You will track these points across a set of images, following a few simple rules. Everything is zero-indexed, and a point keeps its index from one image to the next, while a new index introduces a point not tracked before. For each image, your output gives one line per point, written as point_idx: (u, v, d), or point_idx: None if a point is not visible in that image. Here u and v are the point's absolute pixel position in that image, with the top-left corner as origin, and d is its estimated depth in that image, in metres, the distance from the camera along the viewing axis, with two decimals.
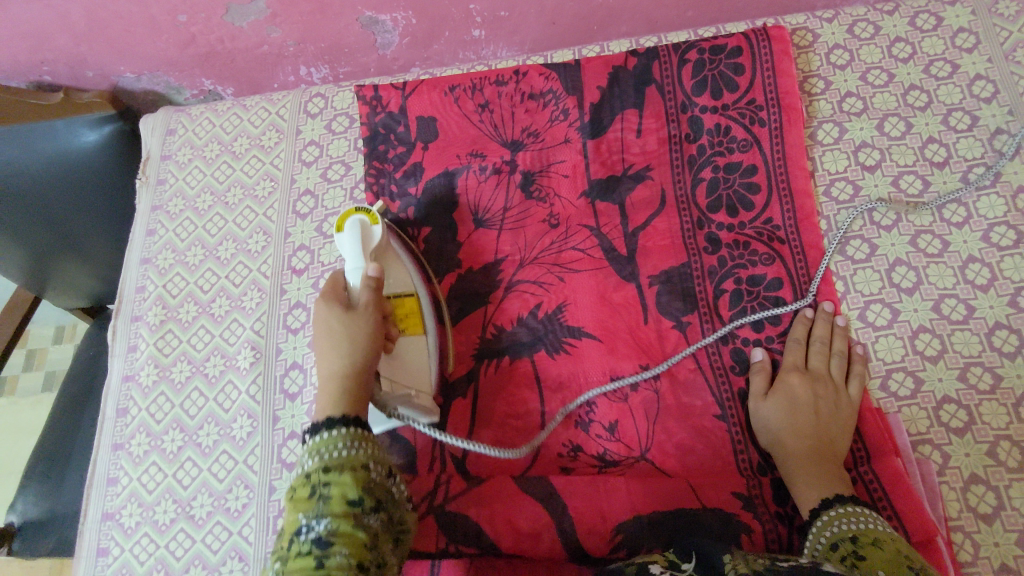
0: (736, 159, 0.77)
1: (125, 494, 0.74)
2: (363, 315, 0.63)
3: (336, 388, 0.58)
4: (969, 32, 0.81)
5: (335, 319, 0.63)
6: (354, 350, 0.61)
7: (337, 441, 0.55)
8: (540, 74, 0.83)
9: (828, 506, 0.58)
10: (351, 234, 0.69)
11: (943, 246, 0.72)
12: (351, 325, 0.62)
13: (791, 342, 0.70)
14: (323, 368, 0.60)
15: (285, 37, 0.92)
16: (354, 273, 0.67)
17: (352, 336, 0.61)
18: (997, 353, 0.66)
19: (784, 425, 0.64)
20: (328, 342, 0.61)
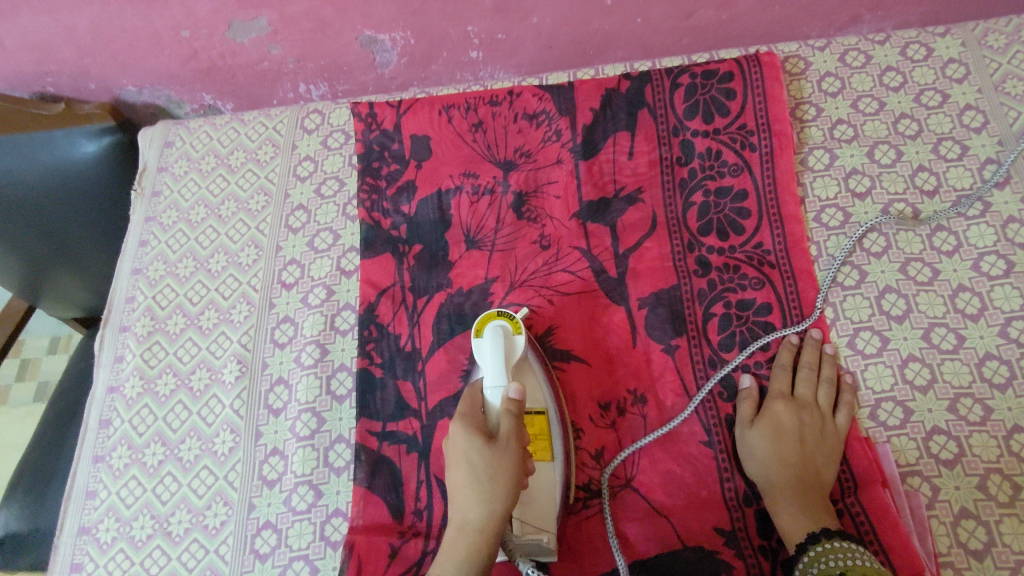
0: (726, 183, 0.77)
1: (103, 508, 0.73)
2: (499, 453, 0.58)
3: (471, 501, 0.57)
4: (959, 63, 0.82)
5: (468, 440, 0.59)
6: (496, 493, 0.57)
7: None
8: (534, 95, 0.84)
9: (816, 541, 0.56)
10: (489, 346, 0.65)
11: (932, 275, 0.72)
12: (494, 459, 0.58)
13: (777, 369, 0.69)
14: (457, 515, 0.58)
15: (285, 54, 0.93)
16: (494, 386, 0.62)
17: (495, 475, 0.57)
18: (986, 384, 0.66)
19: (770, 454, 0.63)
20: (469, 481, 0.57)
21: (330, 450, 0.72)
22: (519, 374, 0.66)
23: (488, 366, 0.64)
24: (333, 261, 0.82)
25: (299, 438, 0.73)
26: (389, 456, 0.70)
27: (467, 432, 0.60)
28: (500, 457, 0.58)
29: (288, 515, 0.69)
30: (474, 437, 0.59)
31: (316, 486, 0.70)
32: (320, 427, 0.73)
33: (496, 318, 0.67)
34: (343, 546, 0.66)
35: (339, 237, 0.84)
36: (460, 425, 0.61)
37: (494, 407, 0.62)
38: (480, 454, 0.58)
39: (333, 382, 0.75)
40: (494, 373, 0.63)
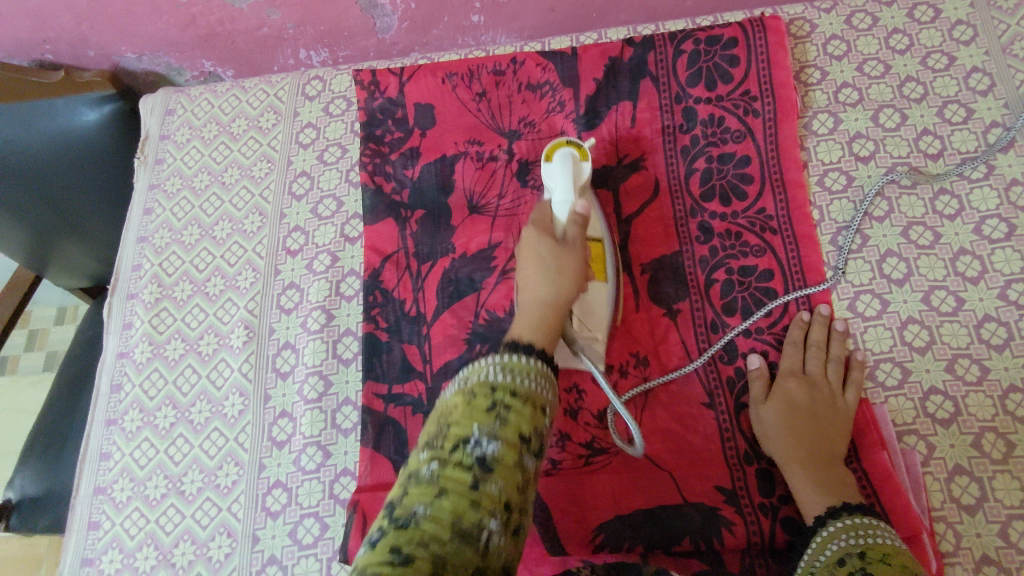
0: (729, 149, 0.77)
1: (117, 469, 0.75)
2: (568, 260, 0.61)
3: (548, 279, 0.60)
4: (967, 24, 0.81)
5: (540, 249, 0.62)
6: (565, 281, 0.60)
7: (540, 324, 0.57)
8: (537, 65, 0.84)
9: (832, 517, 0.57)
10: (558, 168, 0.66)
11: (934, 238, 0.72)
12: (565, 257, 0.61)
13: (788, 347, 0.69)
14: (530, 291, 0.60)
15: (285, 19, 0.92)
16: (563, 202, 0.64)
17: (564, 265, 0.61)
18: (984, 345, 0.67)
19: (782, 428, 0.64)
20: (539, 268, 0.61)
21: (337, 412, 0.73)
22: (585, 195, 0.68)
23: (557, 187, 0.66)
24: (337, 228, 0.83)
25: (307, 401, 0.74)
26: (395, 417, 0.72)
27: (530, 249, 0.63)
28: (565, 288, 0.60)
29: (297, 475, 0.71)
30: (547, 249, 0.62)
31: (324, 447, 0.72)
32: (327, 390, 0.74)
33: (562, 146, 0.69)
34: (349, 504, 0.67)
35: (343, 204, 0.84)
36: (528, 262, 0.63)
37: (563, 217, 0.64)
38: (551, 248, 0.62)
39: (339, 346, 0.76)
40: (562, 193, 0.65)
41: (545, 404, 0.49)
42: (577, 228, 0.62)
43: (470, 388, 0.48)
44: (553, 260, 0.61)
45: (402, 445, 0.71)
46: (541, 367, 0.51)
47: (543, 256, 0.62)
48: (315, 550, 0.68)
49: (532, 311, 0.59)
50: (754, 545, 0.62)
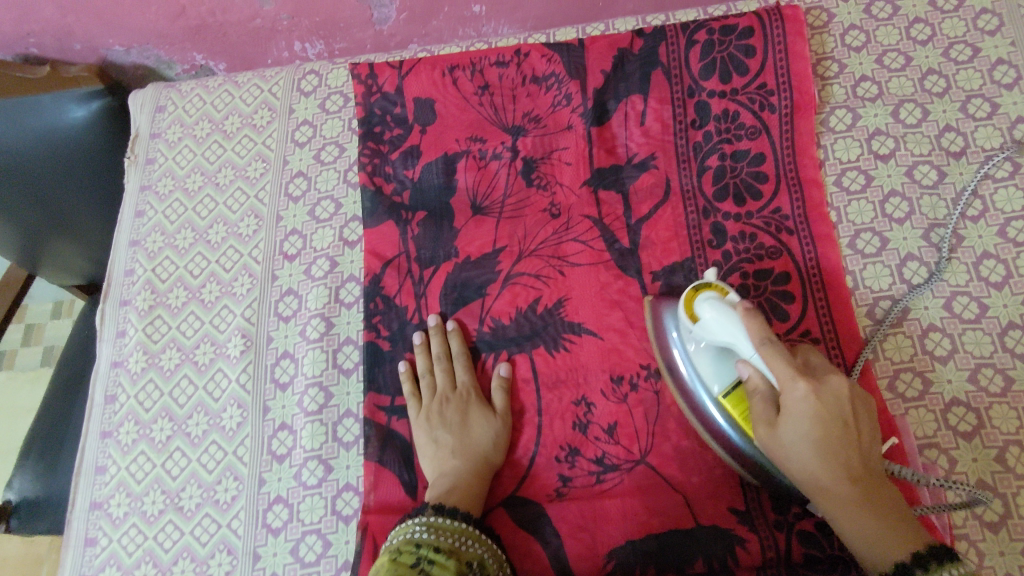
0: (742, 147, 0.74)
1: (114, 484, 0.73)
2: (835, 423, 0.52)
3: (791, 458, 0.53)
4: (992, 13, 0.77)
5: (790, 416, 0.53)
6: (832, 465, 0.51)
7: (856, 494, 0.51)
8: (542, 57, 0.80)
9: (931, 556, 0.47)
10: (715, 316, 0.59)
11: (956, 241, 0.69)
12: (803, 445, 0.52)
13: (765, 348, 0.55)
14: (808, 477, 0.52)
15: (278, 10, 0.88)
16: (751, 356, 0.57)
17: (814, 416, 0.52)
18: (1009, 354, 0.64)
19: (812, 461, 0.52)
20: (811, 449, 0.52)
21: (338, 425, 0.71)
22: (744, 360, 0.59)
23: (733, 336, 0.58)
24: (335, 231, 0.80)
25: (307, 413, 0.72)
26: (399, 430, 0.70)
27: (779, 424, 0.54)
28: (857, 467, 0.51)
29: (299, 490, 0.69)
30: (818, 414, 0.52)
31: (326, 461, 0.70)
32: (328, 401, 0.72)
33: (703, 295, 0.61)
34: (359, 530, 0.65)
35: (341, 206, 0.81)
36: (784, 429, 0.53)
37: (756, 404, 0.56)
38: (820, 409, 0.52)
39: (340, 356, 0.74)
40: (748, 338, 0.56)
41: (475, 557, 0.57)
42: (827, 387, 0.53)
43: (397, 549, 0.56)
44: (836, 427, 0.52)
45: (406, 460, 0.69)
46: (478, 533, 0.60)
47: (822, 427, 0.51)
48: (317, 568, 0.66)
49: (840, 504, 0.51)
50: (770, 561, 0.60)
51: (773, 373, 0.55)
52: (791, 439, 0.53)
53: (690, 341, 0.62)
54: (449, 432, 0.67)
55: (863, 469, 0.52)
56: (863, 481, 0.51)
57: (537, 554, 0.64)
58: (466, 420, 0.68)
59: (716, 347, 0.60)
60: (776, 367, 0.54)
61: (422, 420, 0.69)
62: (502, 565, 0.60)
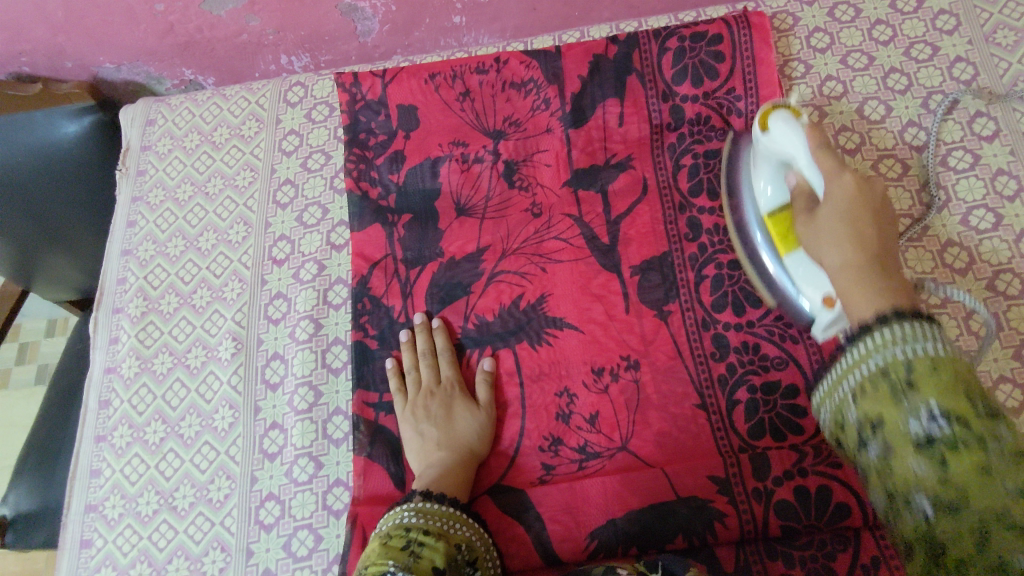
0: (714, 146, 0.78)
1: (108, 486, 0.75)
2: (868, 210, 0.55)
3: (858, 234, 0.54)
4: (950, 14, 0.81)
5: (828, 206, 0.56)
6: (866, 228, 0.54)
7: (869, 237, 0.54)
8: (521, 63, 0.83)
9: (898, 318, 0.44)
10: (783, 126, 0.62)
11: (921, 230, 0.72)
12: (844, 192, 0.56)
13: (836, 172, 0.57)
14: (828, 259, 0.55)
15: (265, 25, 0.91)
16: (805, 167, 0.60)
17: (857, 198, 0.55)
18: (974, 337, 0.67)
19: (843, 232, 0.55)
20: (840, 203, 0.56)
21: (328, 422, 0.73)
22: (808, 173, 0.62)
23: (793, 148, 0.61)
24: (323, 235, 0.82)
25: (297, 412, 0.74)
26: (387, 425, 0.72)
27: (817, 212, 0.58)
28: (874, 245, 0.54)
29: (290, 487, 0.71)
30: (852, 199, 0.55)
31: (316, 458, 0.72)
32: (318, 400, 0.74)
33: (776, 109, 0.64)
34: (348, 520, 0.67)
35: (328, 212, 0.83)
36: (818, 219, 0.57)
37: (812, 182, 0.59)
38: (857, 195, 0.55)
39: (328, 356, 0.76)
40: (810, 149, 0.59)
41: (462, 539, 0.60)
42: (868, 185, 0.57)
43: (388, 535, 0.58)
44: (868, 211, 0.55)
45: (395, 453, 0.70)
46: (464, 516, 0.62)
47: (844, 213, 0.55)
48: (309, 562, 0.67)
49: (848, 277, 0.52)
50: (748, 535, 0.62)
51: (823, 176, 0.58)
52: (828, 258, 0.56)
53: (758, 184, 0.68)
54: (435, 425, 0.69)
55: (882, 248, 0.54)
56: (869, 262, 0.52)
57: (523, 540, 0.65)
58: (450, 413, 0.70)
59: (777, 159, 0.64)
60: (822, 162, 0.58)
61: (409, 416, 0.71)
62: (490, 548, 0.62)
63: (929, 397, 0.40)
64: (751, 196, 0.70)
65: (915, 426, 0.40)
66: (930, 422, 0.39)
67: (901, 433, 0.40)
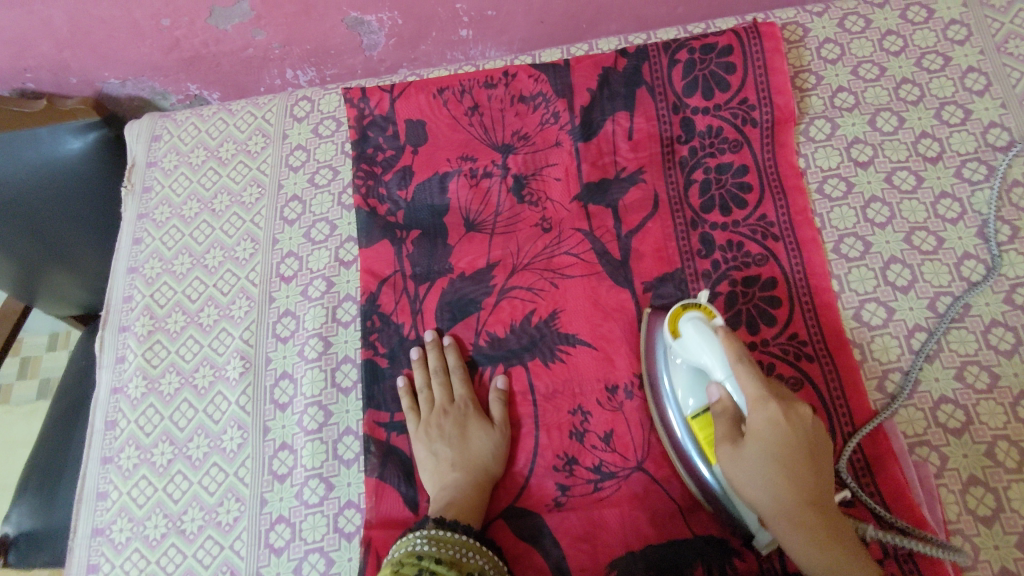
0: (727, 159, 0.77)
1: (115, 509, 0.74)
2: (801, 451, 0.51)
3: (762, 460, 0.51)
4: (961, 24, 0.80)
5: (757, 446, 0.51)
6: (797, 470, 0.50)
7: (800, 531, 0.50)
8: (530, 77, 0.82)
9: (853, 538, 0.47)
10: (693, 329, 0.59)
11: (937, 243, 0.71)
12: (785, 447, 0.51)
13: (758, 450, 0.51)
14: (757, 503, 0.52)
15: (270, 40, 0.91)
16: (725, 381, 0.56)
17: (784, 453, 0.51)
18: (993, 352, 0.66)
19: (766, 488, 0.51)
20: (769, 454, 0.51)
21: (338, 442, 0.72)
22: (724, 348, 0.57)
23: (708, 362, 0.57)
24: (331, 252, 0.81)
25: (307, 432, 0.73)
26: (399, 445, 0.71)
27: (734, 446, 0.53)
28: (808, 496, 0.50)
29: (300, 509, 0.70)
30: (782, 436, 0.51)
31: (327, 479, 0.70)
32: (328, 420, 0.73)
33: (687, 311, 0.62)
34: (361, 546, 0.66)
35: (336, 227, 0.83)
36: (747, 451, 0.52)
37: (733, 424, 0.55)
38: (789, 439, 0.51)
39: (338, 374, 0.75)
40: (737, 376, 0.55)
41: (475, 568, 0.58)
42: (789, 413, 0.53)
43: (400, 561, 0.56)
44: (802, 454, 0.51)
45: (406, 475, 0.70)
46: (478, 543, 0.60)
47: (774, 457, 0.51)
48: None
49: (783, 522, 0.51)
50: (768, 560, 0.61)
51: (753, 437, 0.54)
52: (741, 479, 0.53)
53: (676, 387, 0.63)
54: (448, 445, 0.68)
55: (816, 492, 0.51)
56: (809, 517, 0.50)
57: (541, 566, 0.64)
58: (464, 433, 0.69)
59: (693, 367, 0.60)
60: (731, 352, 0.56)
61: (423, 438, 0.69)
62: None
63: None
64: (664, 368, 0.64)
65: None
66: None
67: None
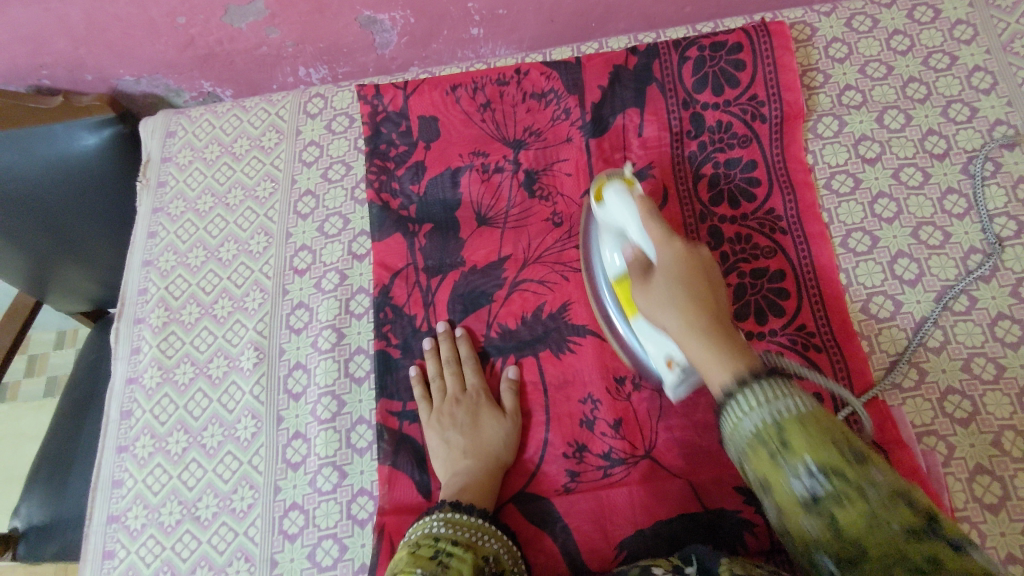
0: (735, 155, 0.78)
1: (130, 496, 0.74)
2: (699, 275, 0.54)
3: (670, 303, 0.53)
4: (967, 24, 0.81)
5: (697, 408, 0.52)
6: (694, 297, 0.53)
7: (688, 318, 0.52)
8: (542, 74, 0.84)
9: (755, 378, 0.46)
10: (616, 198, 0.63)
11: (944, 238, 0.72)
12: (686, 259, 0.55)
13: (664, 269, 0.55)
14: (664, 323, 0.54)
15: (285, 37, 0.92)
16: (666, 338, 0.60)
17: (678, 260, 0.55)
18: (1000, 344, 0.67)
19: (678, 304, 0.53)
20: (669, 280, 0.54)
21: (351, 431, 0.73)
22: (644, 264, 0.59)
23: (655, 328, 0.61)
24: (345, 245, 0.82)
25: (320, 421, 0.73)
26: (411, 434, 0.72)
27: (651, 281, 0.56)
28: (738, 341, 0.51)
29: (313, 497, 0.70)
30: (680, 262, 0.55)
31: (340, 467, 0.71)
32: (341, 409, 0.74)
33: (611, 181, 0.66)
34: (375, 530, 0.66)
35: (349, 221, 0.84)
36: (656, 283, 0.55)
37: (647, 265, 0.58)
38: (684, 260, 0.55)
39: (351, 365, 0.76)
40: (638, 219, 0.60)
41: (489, 551, 0.59)
42: (696, 251, 0.56)
43: (417, 542, 0.58)
44: (697, 276, 0.54)
45: (419, 462, 0.70)
46: (493, 527, 0.62)
47: (677, 279, 0.54)
48: (334, 572, 0.67)
49: (694, 346, 0.51)
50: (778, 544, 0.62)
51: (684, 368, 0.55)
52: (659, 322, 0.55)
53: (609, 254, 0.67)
54: (460, 433, 0.69)
55: (714, 312, 0.53)
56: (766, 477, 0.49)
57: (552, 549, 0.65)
58: (477, 422, 0.70)
59: (647, 317, 0.63)
60: (650, 230, 0.58)
61: (438, 427, 0.70)
62: (517, 561, 0.61)
63: (804, 452, 0.41)
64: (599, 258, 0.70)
65: (798, 485, 0.41)
66: (808, 478, 0.41)
67: (788, 494, 0.42)
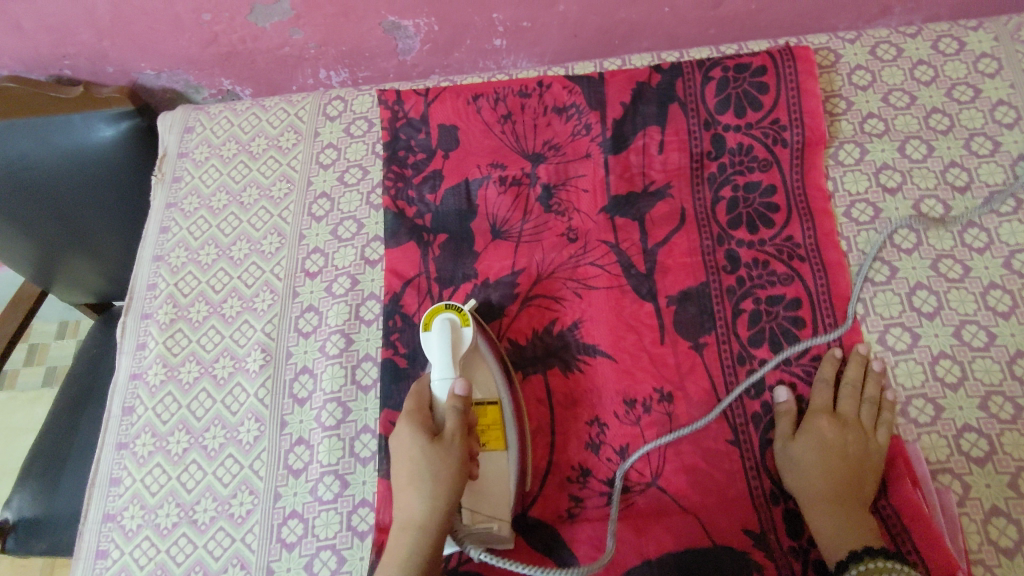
0: (755, 178, 0.77)
1: (128, 495, 0.73)
2: (433, 481, 0.60)
3: (418, 491, 0.60)
4: (992, 57, 0.81)
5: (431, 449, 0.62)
6: (437, 489, 0.60)
7: (415, 548, 0.58)
8: (564, 88, 0.83)
9: (866, 552, 0.56)
10: (437, 341, 0.67)
11: (964, 272, 0.71)
12: (439, 458, 0.61)
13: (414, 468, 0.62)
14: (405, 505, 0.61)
15: (307, 39, 0.92)
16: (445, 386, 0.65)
17: (436, 473, 0.61)
18: (1018, 382, 0.66)
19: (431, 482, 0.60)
20: (411, 480, 0.61)
21: (355, 440, 0.72)
22: (467, 367, 0.68)
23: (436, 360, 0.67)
24: (357, 250, 0.82)
25: (325, 428, 0.72)
26: None
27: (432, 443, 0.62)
28: (440, 504, 0.60)
29: (314, 505, 0.69)
30: (435, 466, 0.61)
31: (342, 476, 0.70)
32: (346, 417, 0.73)
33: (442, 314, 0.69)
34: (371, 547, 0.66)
35: (363, 226, 0.83)
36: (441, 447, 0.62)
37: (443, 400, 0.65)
38: (436, 464, 0.61)
39: (358, 372, 0.75)
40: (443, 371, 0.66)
41: None
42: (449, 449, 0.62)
43: None
44: (436, 482, 0.60)
45: None
46: None
47: (420, 481, 0.61)
48: None
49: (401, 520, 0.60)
50: None
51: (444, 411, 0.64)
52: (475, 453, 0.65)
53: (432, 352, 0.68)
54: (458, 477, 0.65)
55: (441, 492, 0.60)
56: (415, 479, 0.61)
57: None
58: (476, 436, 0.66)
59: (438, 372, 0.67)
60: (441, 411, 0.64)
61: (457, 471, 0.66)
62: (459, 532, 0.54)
63: None
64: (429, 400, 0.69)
65: None
66: None
67: None
